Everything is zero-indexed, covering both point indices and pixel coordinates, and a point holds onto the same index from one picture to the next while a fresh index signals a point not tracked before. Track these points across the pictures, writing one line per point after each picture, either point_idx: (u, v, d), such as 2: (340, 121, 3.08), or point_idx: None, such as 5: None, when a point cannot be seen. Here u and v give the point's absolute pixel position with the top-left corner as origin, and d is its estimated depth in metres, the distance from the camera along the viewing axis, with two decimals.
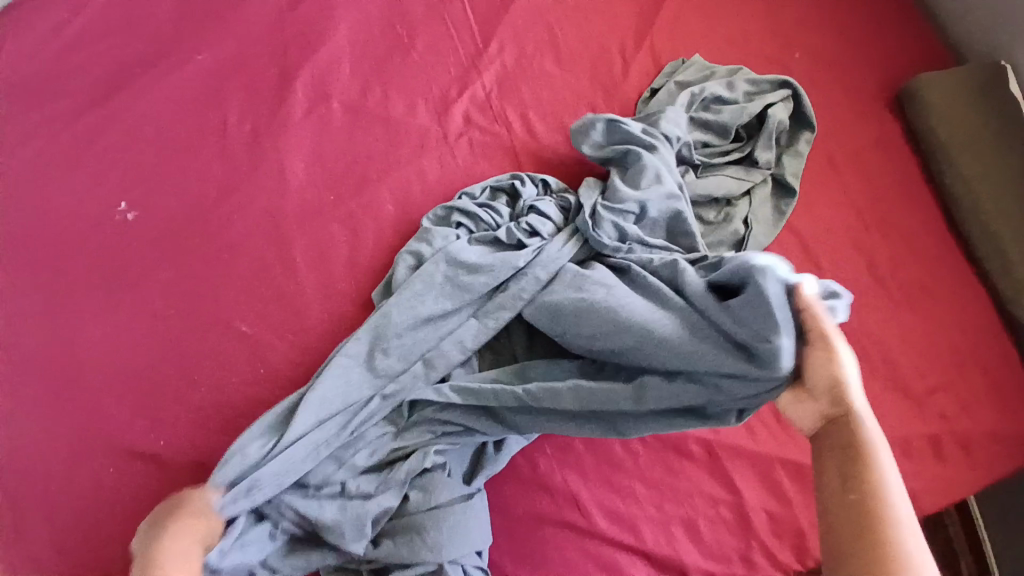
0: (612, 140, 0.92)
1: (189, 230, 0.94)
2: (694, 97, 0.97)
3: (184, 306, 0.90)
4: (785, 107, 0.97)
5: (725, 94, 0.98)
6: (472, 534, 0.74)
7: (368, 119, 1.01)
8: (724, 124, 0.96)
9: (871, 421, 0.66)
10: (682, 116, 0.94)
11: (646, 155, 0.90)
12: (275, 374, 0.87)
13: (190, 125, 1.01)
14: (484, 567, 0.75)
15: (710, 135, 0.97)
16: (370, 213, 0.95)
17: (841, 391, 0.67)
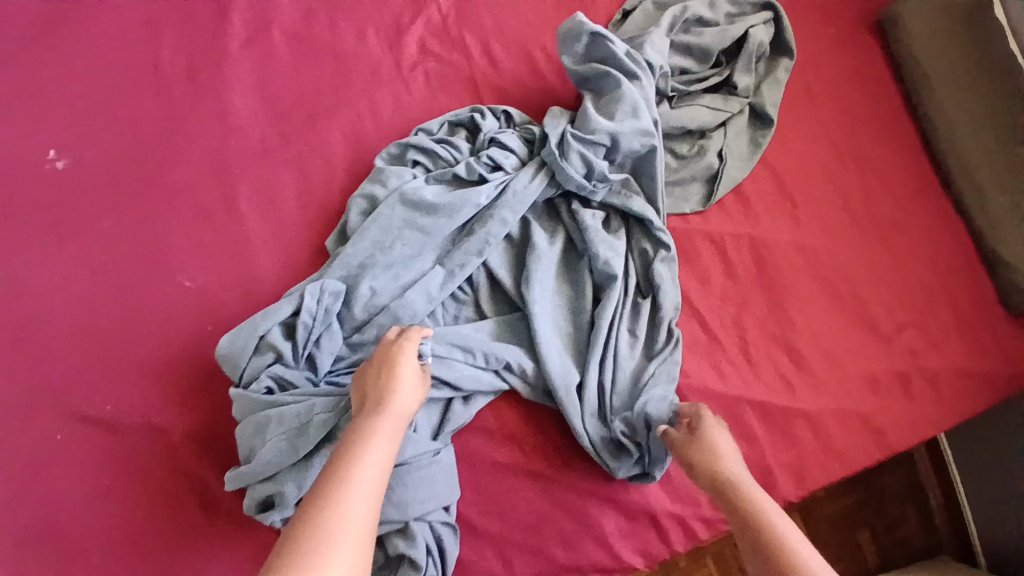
0: (587, 63, 0.83)
1: (125, 177, 0.87)
2: (676, 18, 0.88)
3: (126, 258, 0.85)
4: (767, 30, 0.90)
5: (706, 14, 0.90)
6: (440, 486, 0.72)
7: (311, 48, 0.92)
8: (705, 49, 0.88)
9: (748, 481, 0.63)
10: (664, 39, 0.86)
11: (623, 85, 0.81)
12: (225, 327, 0.83)
13: (119, 60, 0.92)
14: (452, 521, 0.73)
15: (690, 61, 0.90)
16: (317, 153, 0.89)
17: (718, 458, 0.66)
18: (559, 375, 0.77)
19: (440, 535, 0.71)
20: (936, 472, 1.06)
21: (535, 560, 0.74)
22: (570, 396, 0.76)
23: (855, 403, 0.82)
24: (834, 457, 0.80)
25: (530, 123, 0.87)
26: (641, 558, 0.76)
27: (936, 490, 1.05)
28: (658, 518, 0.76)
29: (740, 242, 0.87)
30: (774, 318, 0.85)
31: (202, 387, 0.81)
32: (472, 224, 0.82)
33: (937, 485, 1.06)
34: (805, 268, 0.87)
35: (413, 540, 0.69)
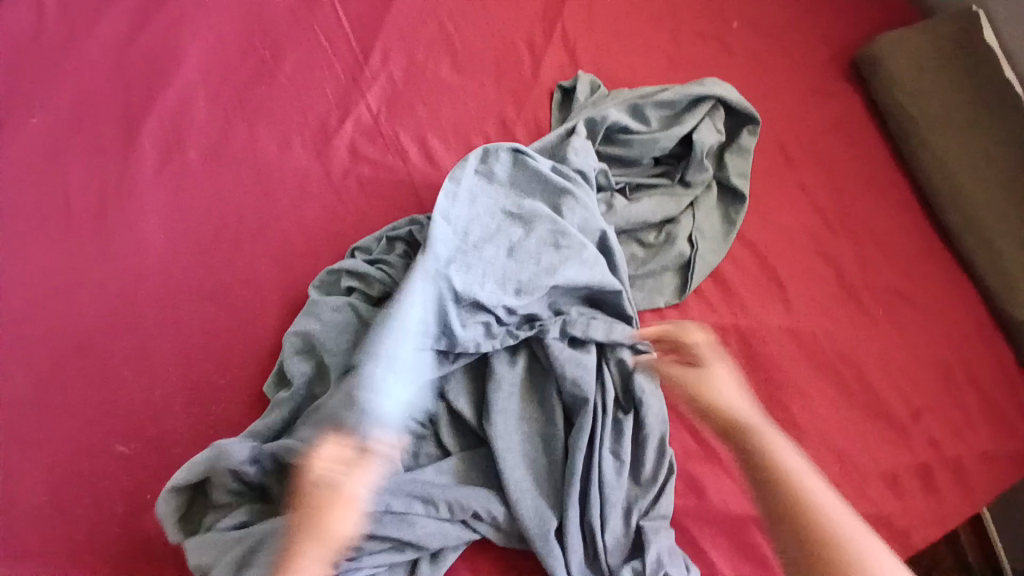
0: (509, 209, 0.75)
1: (31, 334, 0.77)
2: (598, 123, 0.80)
3: (36, 431, 0.74)
4: (713, 126, 0.83)
5: (629, 123, 0.81)
6: None
7: (232, 167, 0.84)
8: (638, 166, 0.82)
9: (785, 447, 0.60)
10: (591, 148, 0.80)
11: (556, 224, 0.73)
12: (155, 502, 0.72)
13: (20, 200, 0.83)
14: None
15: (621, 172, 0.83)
16: (246, 286, 0.80)
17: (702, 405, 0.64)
18: (534, 517, 0.67)
19: None
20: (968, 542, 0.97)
21: None
22: (549, 544, 0.66)
23: (880, 511, 0.72)
24: None
25: None
26: None
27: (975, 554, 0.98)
28: None
29: (725, 334, 0.77)
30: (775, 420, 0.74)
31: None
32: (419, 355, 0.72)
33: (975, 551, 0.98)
34: (802, 356, 0.77)
35: None
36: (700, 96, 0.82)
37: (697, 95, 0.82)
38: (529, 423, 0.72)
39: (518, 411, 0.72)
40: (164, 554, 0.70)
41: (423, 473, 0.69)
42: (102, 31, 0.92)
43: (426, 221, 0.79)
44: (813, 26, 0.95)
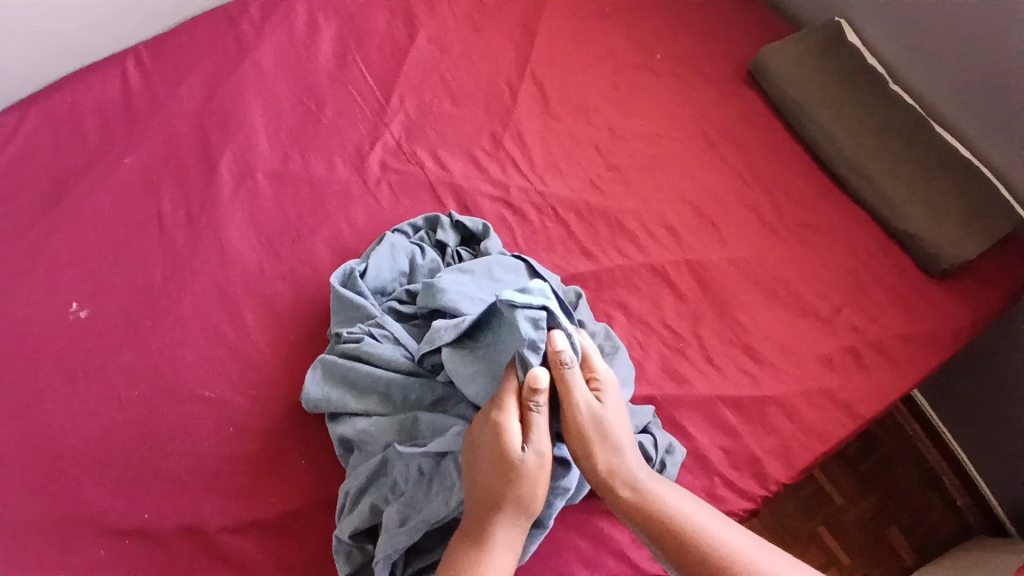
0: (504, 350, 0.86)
1: (140, 317, 0.99)
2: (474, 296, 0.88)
3: (147, 387, 0.94)
4: (500, 247, 0.99)
5: (469, 279, 0.91)
6: None
7: (290, 183, 1.10)
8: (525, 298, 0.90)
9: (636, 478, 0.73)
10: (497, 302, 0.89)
11: None
12: (245, 430, 0.90)
13: (125, 224, 1.07)
14: None
15: None
16: (308, 265, 1.03)
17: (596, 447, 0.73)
18: None
19: None
20: (919, 425, 1.36)
21: None
22: None
23: (818, 381, 0.93)
24: (813, 433, 0.90)
25: (480, 224, 1.02)
26: (661, 566, 0.83)
27: (928, 445, 1.35)
28: None
29: (679, 266, 1.01)
30: (727, 324, 0.97)
31: (228, 492, 0.86)
32: (405, 384, 0.85)
33: (930, 444, 1.35)
34: (740, 276, 1.01)
35: None
36: (487, 231, 1.01)
37: (487, 248, 0.98)
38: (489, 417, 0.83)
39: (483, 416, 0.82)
40: (254, 472, 0.87)
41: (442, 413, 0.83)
42: (178, 98, 1.20)
43: (447, 215, 1.04)
44: (719, 52, 1.26)
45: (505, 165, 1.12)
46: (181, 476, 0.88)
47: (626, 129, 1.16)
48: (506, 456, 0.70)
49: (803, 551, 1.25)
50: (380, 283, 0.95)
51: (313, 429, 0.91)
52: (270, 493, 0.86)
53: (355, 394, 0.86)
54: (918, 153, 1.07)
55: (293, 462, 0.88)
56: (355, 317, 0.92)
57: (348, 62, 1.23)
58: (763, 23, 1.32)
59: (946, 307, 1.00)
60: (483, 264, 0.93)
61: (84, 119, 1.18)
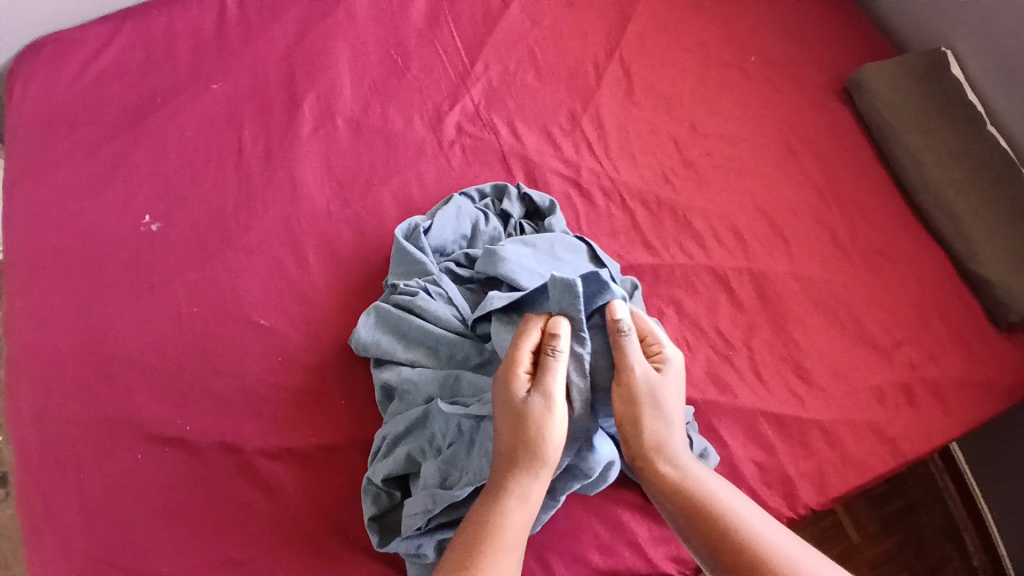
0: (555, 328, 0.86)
1: (209, 239, 1.03)
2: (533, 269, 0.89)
3: (207, 306, 0.98)
4: (563, 226, 0.99)
5: (530, 253, 0.91)
6: None
7: (366, 132, 1.11)
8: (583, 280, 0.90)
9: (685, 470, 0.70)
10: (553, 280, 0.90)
11: None
12: (292, 363, 0.93)
13: (206, 147, 1.11)
14: None
15: None
16: (373, 214, 1.04)
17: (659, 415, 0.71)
18: None
19: None
20: (950, 476, 1.32)
21: (577, 566, 0.82)
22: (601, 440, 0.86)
23: (864, 413, 0.91)
24: (850, 464, 0.88)
25: (547, 200, 1.01)
26: (673, 564, 0.84)
27: (956, 499, 1.31)
28: None
29: (740, 274, 1.00)
30: (779, 340, 0.95)
31: (269, 418, 0.90)
32: (452, 344, 0.87)
33: (958, 499, 1.30)
34: (801, 294, 0.99)
35: None
36: (553, 208, 1.00)
37: (551, 225, 0.98)
38: None
39: None
40: (296, 403, 0.91)
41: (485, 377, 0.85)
42: (272, 32, 1.22)
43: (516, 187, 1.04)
44: (816, 62, 1.22)
45: (579, 146, 1.11)
46: (227, 394, 0.92)
47: (707, 127, 1.13)
48: (515, 402, 0.70)
49: None
50: (440, 241, 0.96)
51: (357, 373, 0.93)
52: (308, 426, 0.89)
53: (403, 345, 0.88)
54: (1012, 199, 1.01)
55: (333, 400, 0.91)
56: (413, 270, 0.93)
57: (440, 20, 1.23)
58: (869, 39, 1.27)
59: (1012, 361, 0.95)
60: (546, 241, 0.93)
61: (181, 40, 1.22)
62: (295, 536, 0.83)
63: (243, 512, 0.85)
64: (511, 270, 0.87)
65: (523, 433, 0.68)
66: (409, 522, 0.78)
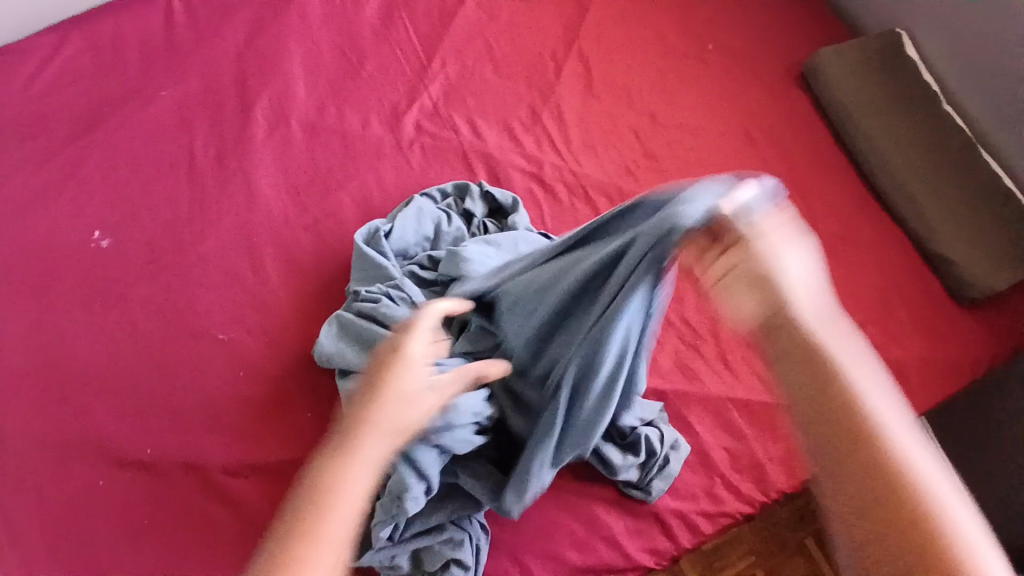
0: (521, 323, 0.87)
1: (163, 252, 1.00)
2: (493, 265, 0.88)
3: (163, 321, 0.95)
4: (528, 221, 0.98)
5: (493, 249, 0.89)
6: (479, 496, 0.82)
7: (323, 134, 1.09)
8: None
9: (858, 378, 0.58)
10: None
11: None
12: (254, 376, 0.91)
13: (156, 156, 1.07)
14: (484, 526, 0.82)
15: None
16: (333, 218, 1.02)
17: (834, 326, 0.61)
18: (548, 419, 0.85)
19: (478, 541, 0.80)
20: None
21: (551, 564, 0.82)
22: None
23: None
24: None
25: (509, 197, 1.00)
26: (650, 557, 0.83)
27: None
28: (663, 516, 0.84)
29: None
30: None
31: (233, 433, 0.88)
32: None
33: None
34: None
35: (458, 544, 0.78)
36: (514, 202, 0.99)
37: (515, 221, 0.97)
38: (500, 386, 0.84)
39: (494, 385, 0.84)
40: (261, 416, 0.89)
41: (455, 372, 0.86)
42: (221, 35, 1.19)
43: (479, 186, 1.03)
44: (772, 48, 1.23)
45: (541, 140, 1.10)
46: (188, 411, 0.89)
47: (667, 118, 1.13)
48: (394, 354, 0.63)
49: (789, 559, 1.26)
50: (402, 245, 0.95)
51: (322, 382, 0.91)
52: (274, 439, 0.87)
53: (364, 352, 0.87)
54: (967, 177, 1.03)
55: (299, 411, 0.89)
56: (373, 276, 0.91)
57: (394, 17, 1.21)
58: (823, 24, 1.28)
59: (972, 336, 0.97)
60: (508, 238, 0.92)
61: (126, 46, 1.17)
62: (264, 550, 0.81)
63: (209, 528, 0.83)
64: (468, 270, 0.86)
65: (368, 385, 0.61)
66: (378, 530, 0.75)
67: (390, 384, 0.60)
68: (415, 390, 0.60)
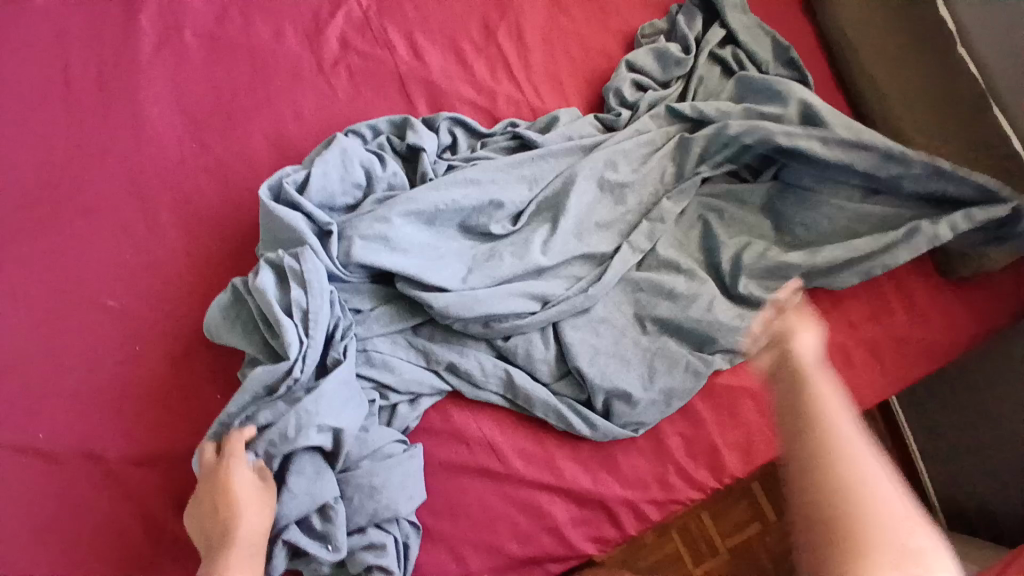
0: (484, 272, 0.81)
1: (36, 199, 0.83)
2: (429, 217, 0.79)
3: (43, 286, 0.80)
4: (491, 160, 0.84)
5: (433, 202, 0.78)
6: (407, 489, 0.73)
7: (227, 50, 0.89)
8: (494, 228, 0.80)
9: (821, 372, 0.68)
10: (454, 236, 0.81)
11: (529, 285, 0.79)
12: (156, 352, 0.79)
13: (19, 75, 0.87)
14: (413, 522, 0.74)
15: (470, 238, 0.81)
16: (242, 160, 0.85)
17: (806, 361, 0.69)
18: (498, 388, 0.79)
19: (405, 536, 0.73)
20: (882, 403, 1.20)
21: (490, 555, 0.76)
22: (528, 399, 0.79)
23: None
24: None
25: (455, 133, 0.86)
26: (594, 545, 0.79)
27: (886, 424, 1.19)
28: (611, 505, 0.79)
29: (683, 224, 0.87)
30: None
31: (134, 418, 0.77)
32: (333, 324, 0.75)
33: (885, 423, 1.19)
34: None
35: (382, 550, 0.70)
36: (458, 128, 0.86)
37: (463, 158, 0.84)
38: (444, 352, 0.79)
39: (431, 352, 0.79)
40: (166, 399, 0.78)
41: (389, 340, 0.79)
42: None
43: (420, 120, 0.86)
44: None
45: (494, 66, 0.92)
46: (79, 393, 0.77)
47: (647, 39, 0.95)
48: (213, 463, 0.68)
49: (732, 502, 1.15)
50: (324, 195, 0.78)
51: (235, 358, 0.80)
52: (181, 425, 0.77)
53: (268, 326, 0.73)
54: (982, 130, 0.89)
55: (209, 392, 0.78)
56: (285, 238, 0.76)
57: None
58: None
59: (955, 309, 0.89)
60: (455, 179, 0.80)
61: None
62: (172, 543, 0.74)
63: (110, 526, 0.74)
64: (392, 231, 0.76)
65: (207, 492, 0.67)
66: (287, 512, 0.68)
67: (224, 485, 0.67)
68: (245, 477, 0.67)
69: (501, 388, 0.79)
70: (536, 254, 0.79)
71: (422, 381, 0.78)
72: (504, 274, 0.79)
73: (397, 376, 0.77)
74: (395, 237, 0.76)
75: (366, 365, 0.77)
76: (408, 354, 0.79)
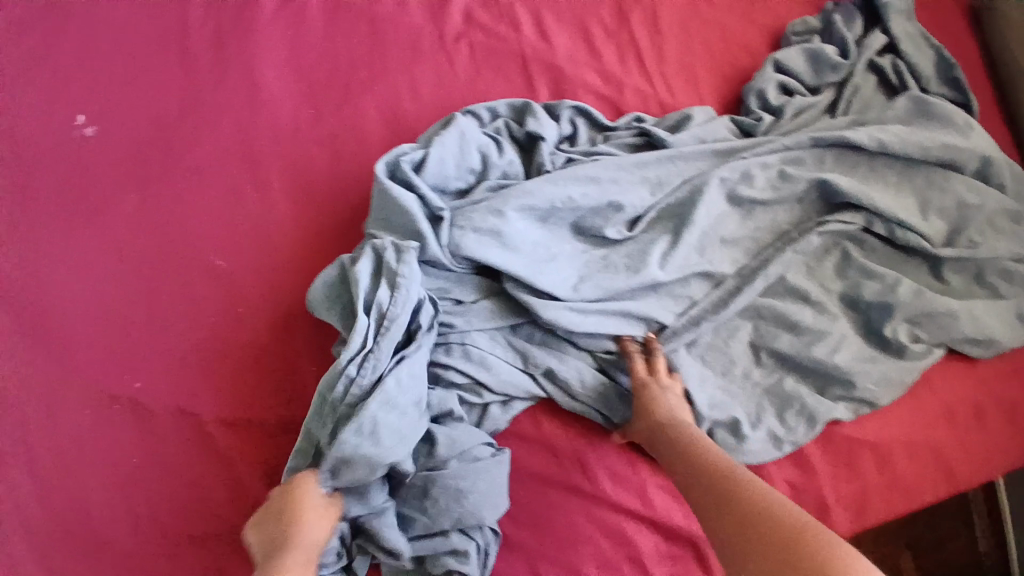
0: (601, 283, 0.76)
1: (151, 152, 0.82)
2: (547, 213, 0.74)
3: (150, 239, 0.80)
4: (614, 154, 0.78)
5: (553, 198, 0.73)
6: (491, 497, 0.69)
7: (349, 16, 0.86)
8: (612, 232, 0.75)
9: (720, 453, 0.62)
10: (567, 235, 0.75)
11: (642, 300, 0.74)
12: (253, 321, 0.78)
13: (146, 26, 0.87)
14: (495, 529, 0.70)
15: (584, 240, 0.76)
16: (353, 132, 0.82)
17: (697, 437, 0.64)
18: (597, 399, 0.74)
19: (485, 543, 0.69)
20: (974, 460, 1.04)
21: None
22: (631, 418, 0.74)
23: (928, 433, 0.76)
24: (900, 492, 0.74)
25: (579, 123, 0.80)
26: None
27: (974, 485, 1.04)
28: (701, 544, 0.73)
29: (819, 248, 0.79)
30: None
31: (224, 385, 0.75)
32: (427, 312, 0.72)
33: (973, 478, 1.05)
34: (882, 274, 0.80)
35: (463, 557, 0.67)
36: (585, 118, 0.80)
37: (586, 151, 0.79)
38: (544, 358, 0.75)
39: (533, 356, 0.75)
40: (259, 370, 0.76)
41: (489, 337, 0.75)
42: None
43: (542, 105, 0.80)
44: None
45: (624, 54, 0.85)
46: (174, 353, 0.76)
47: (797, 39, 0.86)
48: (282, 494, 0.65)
49: None
50: (438, 177, 0.74)
51: (330, 336, 0.78)
52: (271, 398, 0.75)
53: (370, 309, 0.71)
54: None
55: (301, 369, 0.77)
56: (394, 219, 0.72)
57: None
58: None
59: None
60: (577, 175, 0.75)
61: None
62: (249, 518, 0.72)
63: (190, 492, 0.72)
64: (507, 225, 0.72)
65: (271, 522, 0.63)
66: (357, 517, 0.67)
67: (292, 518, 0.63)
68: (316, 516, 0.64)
69: (599, 402, 0.74)
70: (655, 266, 0.73)
71: (519, 385, 0.74)
72: (621, 285, 0.73)
73: (495, 377, 0.73)
74: (511, 231, 0.72)
75: (462, 360, 0.73)
76: (507, 354, 0.75)
